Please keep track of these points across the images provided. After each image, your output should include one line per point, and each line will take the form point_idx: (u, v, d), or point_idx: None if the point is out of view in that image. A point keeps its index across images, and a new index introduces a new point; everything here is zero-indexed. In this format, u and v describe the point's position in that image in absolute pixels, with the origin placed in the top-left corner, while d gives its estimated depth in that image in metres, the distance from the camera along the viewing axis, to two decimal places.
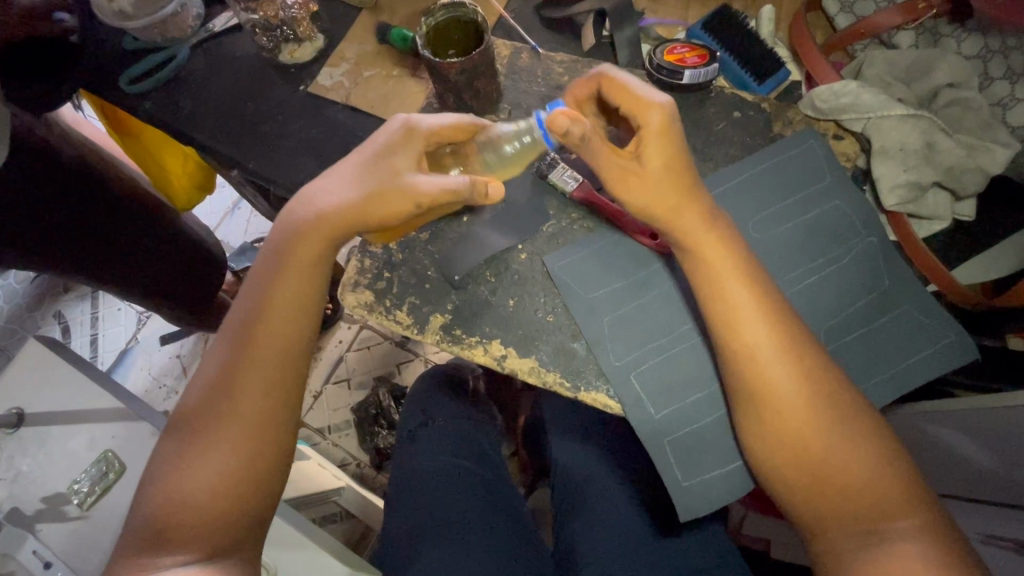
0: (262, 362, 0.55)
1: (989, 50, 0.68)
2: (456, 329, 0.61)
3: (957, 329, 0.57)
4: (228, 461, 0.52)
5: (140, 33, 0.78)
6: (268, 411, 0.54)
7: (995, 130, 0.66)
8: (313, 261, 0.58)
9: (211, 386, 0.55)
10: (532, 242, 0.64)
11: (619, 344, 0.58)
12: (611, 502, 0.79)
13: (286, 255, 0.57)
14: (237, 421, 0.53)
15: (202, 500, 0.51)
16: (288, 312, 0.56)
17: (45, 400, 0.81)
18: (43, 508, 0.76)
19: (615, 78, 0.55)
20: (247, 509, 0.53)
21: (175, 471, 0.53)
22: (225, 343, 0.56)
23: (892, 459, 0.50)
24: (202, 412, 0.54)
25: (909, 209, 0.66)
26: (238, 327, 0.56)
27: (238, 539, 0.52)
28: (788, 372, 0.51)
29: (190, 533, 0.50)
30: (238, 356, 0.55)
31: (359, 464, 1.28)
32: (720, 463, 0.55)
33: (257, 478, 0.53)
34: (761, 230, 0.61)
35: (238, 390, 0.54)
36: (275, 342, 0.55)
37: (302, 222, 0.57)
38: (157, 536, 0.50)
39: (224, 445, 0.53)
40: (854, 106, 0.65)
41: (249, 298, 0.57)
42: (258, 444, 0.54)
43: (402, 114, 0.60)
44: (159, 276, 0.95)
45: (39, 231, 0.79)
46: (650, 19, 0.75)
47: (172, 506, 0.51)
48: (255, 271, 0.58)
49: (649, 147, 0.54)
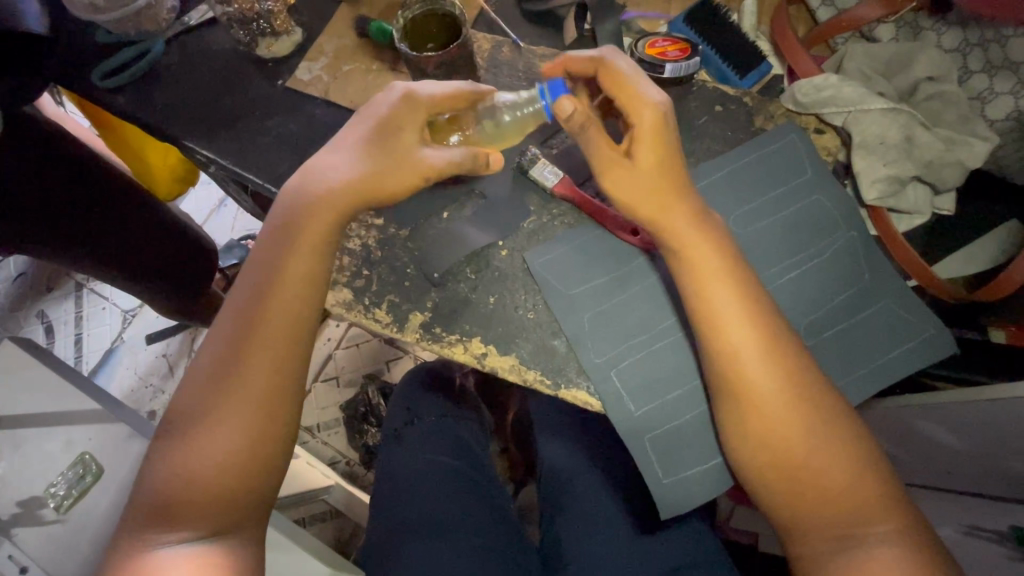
0: (269, 340, 0.53)
1: (969, 43, 0.68)
2: (436, 327, 0.61)
3: (936, 323, 0.57)
4: (233, 440, 0.51)
5: (111, 25, 0.77)
6: (272, 392, 0.52)
7: (974, 124, 0.65)
8: (320, 239, 0.56)
9: (215, 363, 0.52)
10: (512, 238, 0.63)
11: (599, 341, 0.58)
12: (598, 498, 0.78)
13: (295, 228, 0.55)
14: (242, 400, 0.51)
15: (207, 478, 0.50)
16: (296, 290, 0.54)
17: (22, 402, 0.79)
18: (19, 511, 0.75)
19: (616, 66, 0.55)
20: (252, 489, 0.51)
21: (179, 446, 0.51)
22: (230, 319, 0.54)
23: (868, 458, 0.50)
24: (205, 390, 0.52)
25: (888, 203, 0.66)
26: (245, 300, 0.54)
27: (243, 517, 0.51)
28: (763, 369, 0.51)
29: (194, 510, 0.49)
30: (244, 330, 0.53)
31: (348, 462, 1.27)
32: (699, 461, 0.55)
33: (262, 459, 0.51)
34: (741, 225, 0.61)
35: (244, 368, 0.52)
36: (283, 319, 0.53)
37: (312, 194, 0.55)
38: (162, 511, 0.49)
39: (230, 422, 0.51)
40: (834, 100, 0.65)
41: (255, 273, 0.55)
42: (263, 426, 0.52)
43: (400, 83, 0.59)
44: (153, 268, 0.94)
45: (31, 223, 0.79)
46: (632, 12, 0.75)
47: (177, 482, 0.50)
48: (260, 245, 0.56)
49: (642, 146, 0.54)
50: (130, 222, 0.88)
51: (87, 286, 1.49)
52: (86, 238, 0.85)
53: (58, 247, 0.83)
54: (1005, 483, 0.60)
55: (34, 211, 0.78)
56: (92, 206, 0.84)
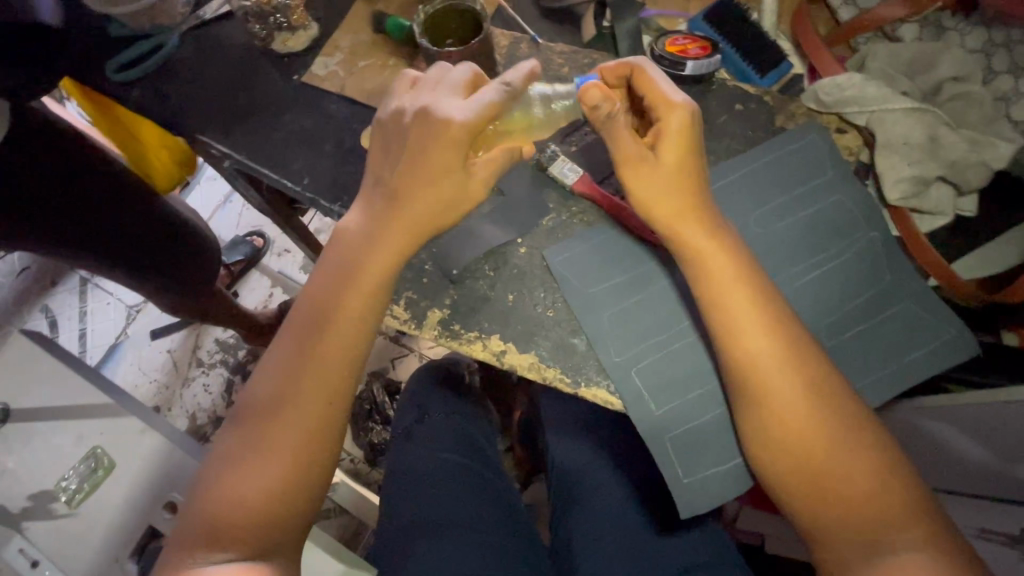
0: (324, 370, 0.52)
1: (993, 44, 0.68)
2: (454, 324, 0.60)
3: (958, 325, 0.57)
4: (284, 465, 0.50)
5: (126, 18, 0.76)
6: (321, 421, 0.52)
7: (998, 125, 0.65)
8: (377, 274, 0.54)
9: (269, 389, 0.52)
10: (532, 236, 0.63)
11: (619, 340, 0.57)
12: (609, 498, 0.78)
13: (353, 259, 0.54)
14: (294, 428, 0.51)
15: (255, 504, 0.50)
16: (349, 326, 0.54)
17: (34, 395, 0.79)
18: (30, 505, 0.75)
19: (651, 72, 0.55)
20: (297, 512, 0.51)
21: (229, 468, 0.51)
22: (285, 347, 0.54)
23: (891, 465, 0.50)
24: (258, 416, 0.52)
25: (911, 203, 0.65)
26: (302, 331, 0.53)
27: (285, 542, 0.51)
28: (789, 373, 0.51)
29: (239, 534, 0.49)
30: (300, 362, 0.52)
31: (353, 459, 1.27)
32: (719, 461, 0.55)
33: (305, 485, 0.51)
34: (762, 225, 0.60)
35: (296, 397, 0.52)
36: (339, 351, 0.53)
37: (370, 227, 0.54)
38: (207, 532, 0.49)
39: (281, 447, 0.51)
40: (856, 99, 0.64)
41: (310, 306, 0.54)
42: (312, 453, 0.52)
43: (428, 100, 0.52)
44: (157, 260, 0.93)
45: (34, 210, 0.77)
46: (650, 11, 0.75)
47: (225, 503, 0.50)
48: (314, 278, 0.56)
49: (666, 144, 0.54)
50: (134, 212, 0.87)
51: (91, 280, 1.48)
52: (86, 229, 0.83)
53: (59, 240, 0.81)
54: (1020, 487, 0.60)
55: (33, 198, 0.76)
56: (92, 195, 0.82)
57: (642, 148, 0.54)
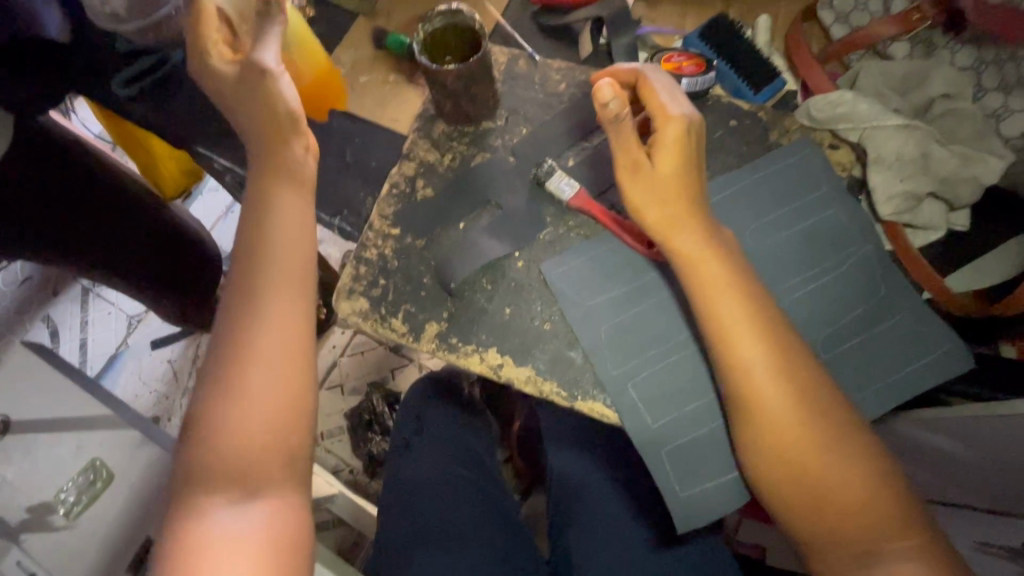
0: (275, 285, 0.51)
1: (983, 62, 0.70)
2: (452, 337, 0.61)
3: (952, 339, 0.57)
4: (267, 395, 0.49)
5: (133, 36, 0.77)
6: (293, 341, 0.51)
7: (989, 141, 0.66)
8: (294, 178, 0.55)
9: (230, 325, 0.51)
10: (529, 249, 0.63)
11: (616, 352, 0.58)
12: (607, 511, 0.78)
13: (270, 174, 0.55)
14: (264, 353, 0.50)
15: (249, 441, 0.48)
16: (291, 239, 0.53)
17: (34, 407, 0.79)
18: (29, 517, 0.75)
19: (652, 79, 0.57)
20: (296, 441, 0.50)
21: (210, 413, 0.49)
22: (234, 287, 0.52)
23: (885, 474, 0.51)
24: (223, 353, 0.50)
25: (904, 218, 0.66)
26: (244, 254, 0.53)
27: (287, 482, 0.49)
28: (782, 385, 0.51)
29: (240, 474, 0.48)
30: (249, 282, 0.51)
31: (352, 470, 1.27)
32: (716, 474, 0.55)
33: (295, 412, 0.50)
34: (756, 239, 0.61)
35: (256, 319, 0.50)
36: (289, 264, 0.52)
37: (272, 136, 0.55)
38: (206, 480, 0.48)
39: (257, 377, 0.49)
40: (848, 116, 0.66)
41: (252, 240, 0.53)
42: (293, 374, 0.50)
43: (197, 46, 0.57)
44: (164, 269, 0.94)
45: (44, 221, 0.79)
46: (646, 27, 0.77)
47: (218, 448, 0.48)
48: (254, 215, 0.54)
49: (662, 154, 0.55)
50: (143, 225, 0.89)
51: (93, 290, 1.49)
52: (91, 241, 0.84)
53: (65, 250, 0.83)
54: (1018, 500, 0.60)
55: (40, 212, 0.78)
56: (102, 207, 0.84)
57: (639, 153, 0.55)
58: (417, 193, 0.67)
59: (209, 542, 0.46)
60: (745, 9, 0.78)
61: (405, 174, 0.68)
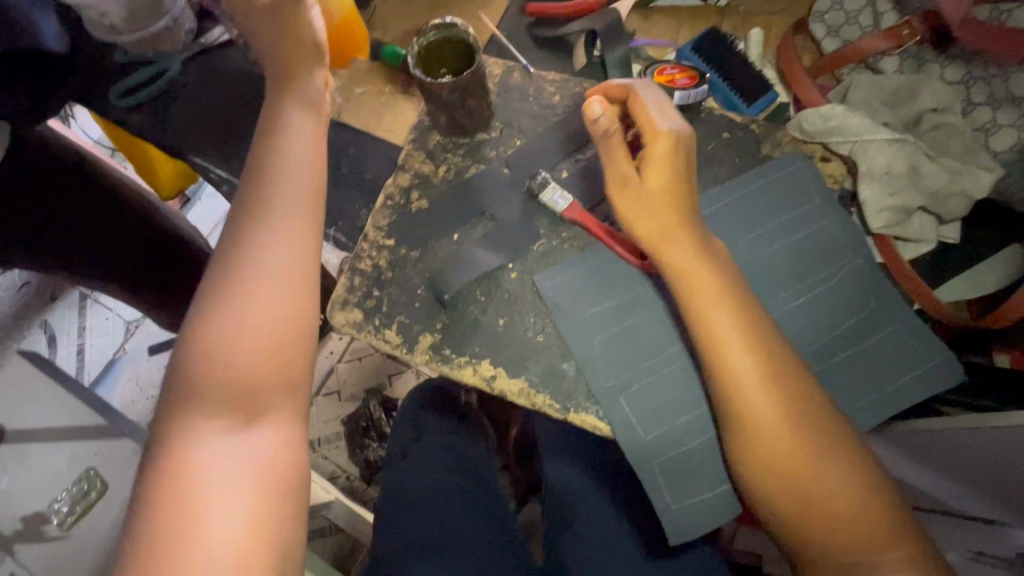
0: (285, 205, 0.51)
1: (973, 76, 0.70)
2: (445, 349, 0.61)
3: (944, 351, 0.57)
4: (268, 315, 0.48)
5: (131, 46, 0.78)
6: (299, 263, 0.50)
7: (979, 155, 0.67)
8: (312, 109, 0.57)
9: (235, 241, 0.50)
10: (522, 261, 0.64)
11: (609, 364, 0.58)
12: (601, 519, 0.78)
13: (286, 104, 0.56)
14: (267, 270, 0.48)
15: (246, 361, 0.47)
16: (303, 164, 0.53)
17: (29, 416, 0.79)
18: (22, 527, 0.75)
19: (641, 94, 0.57)
20: (295, 367, 0.49)
21: (205, 330, 0.47)
22: (245, 209, 0.51)
23: (875, 487, 0.52)
24: (224, 269, 0.49)
25: (895, 231, 0.67)
26: (256, 173, 0.52)
27: (282, 410, 0.48)
28: (774, 398, 0.52)
29: (233, 395, 0.46)
30: (257, 200, 0.51)
31: (349, 477, 1.27)
32: (708, 487, 0.55)
33: (296, 337, 0.48)
34: (748, 251, 0.61)
35: (262, 235, 0.49)
36: (301, 185, 0.52)
37: (293, 68, 0.57)
38: (198, 398, 0.46)
39: (259, 294, 0.48)
40: (840, 130, 0.66)
41: (269, 166, 0.52)
42: (297, 296, 0.49)
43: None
44: (157, 275, 0.92)
45: (38, 231, 0.82)
46: (640, 39, 0.78)
47: (214, 365, 0.46)
48: (272, 142, 0.54)
49: (650, 170, 0.56)
50: (131, 230, 0.88)
51: (91, 296, 1.49)
52: (77, 247, 0.85)
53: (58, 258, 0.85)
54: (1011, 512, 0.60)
55: (25, 221, 0.81)
56: (93, 215, 0.85)
57: (626, 169, 0.57)
58: (411, 205, 0.67)
59: (203, 463, 0.44)
60: (737, 22, 0.79)
61: (400, 185, 0.68)
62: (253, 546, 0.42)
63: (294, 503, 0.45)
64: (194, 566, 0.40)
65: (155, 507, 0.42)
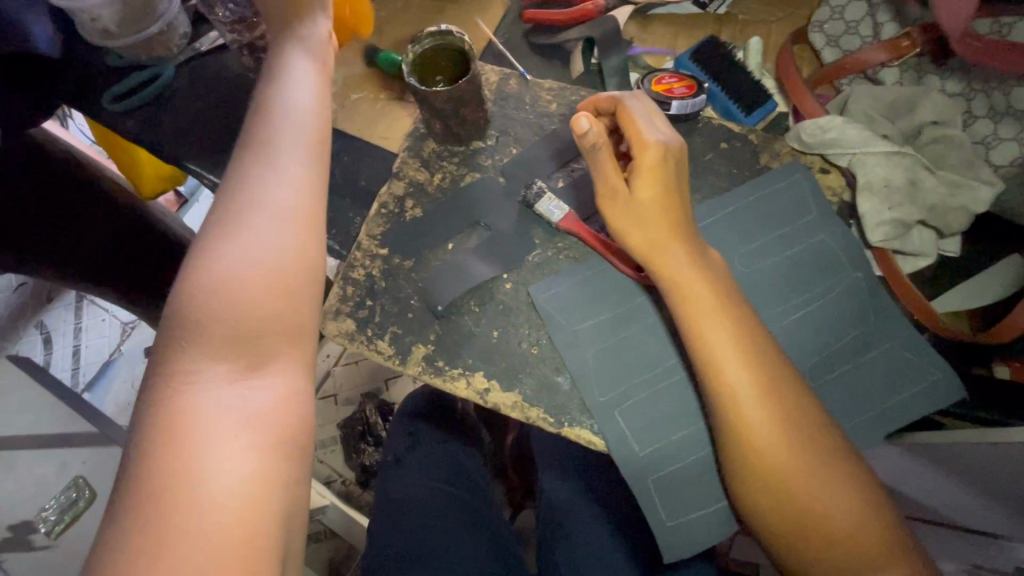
0: (293, 151, 0.52)
1: (973, 89, 0.70)
2: (438, 360, 0.60)
3: (943, 367, 0.56)
4: (276, 254, 0.47)
5: (124, 50, 0.77)
6: (307, 206, 0.50)
7: (979, 168, 0.67)
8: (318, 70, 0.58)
9: (241, 183, 0.49)
10: (517, 271, 0.63)
11: (603, 378, 0.57)
12: (596, 530, 0.77)
13: (292, 62, 0.57)
14: (275, 210, 0.49)
15: (251, 299, 0.46)
16: (309, 118, 0.54)
17: (15, 423, 0.78)
18: (9, 535, 0.75)
19: (629, 104, 0.57)
20: (300, 310, 0.48)
21: (209, 266, 0.46)
22: (250, 155, 0.51)
23: (872, 504, 0.51)
24: (230, 208, 0.48)
25: (893, 245, 0.66)
26: (262, 122, 0.53)
27: (286, 355, 0.47)
28: (769, 414, 0.51)
29: (236, 334, 0.45)
30: (264, 146, 0.51)
31: (345, 481, 1.25)
32: (703, 504, 0.54)
33: (302, 279, 0.48)
34: (745, 264, 0.60)
35: (269, 178, 0.50)
36: (307, 136, 0.53)
37: (301, 33, 0.59)
38: (199, 336, 0.44)
39: (267, 233, 0.48)
40: (839, 141, 0.66)
41: (277, 117, 0.53)
42: (303, 238, 0.49)
43: None
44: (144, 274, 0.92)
45: (35, 234, 0.80)
46: (638, 47, 0.78)
47: (218, 301, 0.45)
48: (278, 100, 0.54)
49: (640, 180, 0.55)
50: (121, 229, 0.88)
51: (87, 297, 1.48)
52: (68, 248, 0.84)
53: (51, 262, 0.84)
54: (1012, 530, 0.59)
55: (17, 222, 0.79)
56: (83, 215, 0.84)
57: (617, 179, 0.56)
58: (406, 214, 0.67)
59: (203, 406, 0.42)
60: (736, 30, 0.79)
61: (395, 194, 0.68)
62: (258, 489, 0.41)
63: (301, 456, 0.44)
64: (191, 507, 0.38)
65: (152, 446, 0.40)
